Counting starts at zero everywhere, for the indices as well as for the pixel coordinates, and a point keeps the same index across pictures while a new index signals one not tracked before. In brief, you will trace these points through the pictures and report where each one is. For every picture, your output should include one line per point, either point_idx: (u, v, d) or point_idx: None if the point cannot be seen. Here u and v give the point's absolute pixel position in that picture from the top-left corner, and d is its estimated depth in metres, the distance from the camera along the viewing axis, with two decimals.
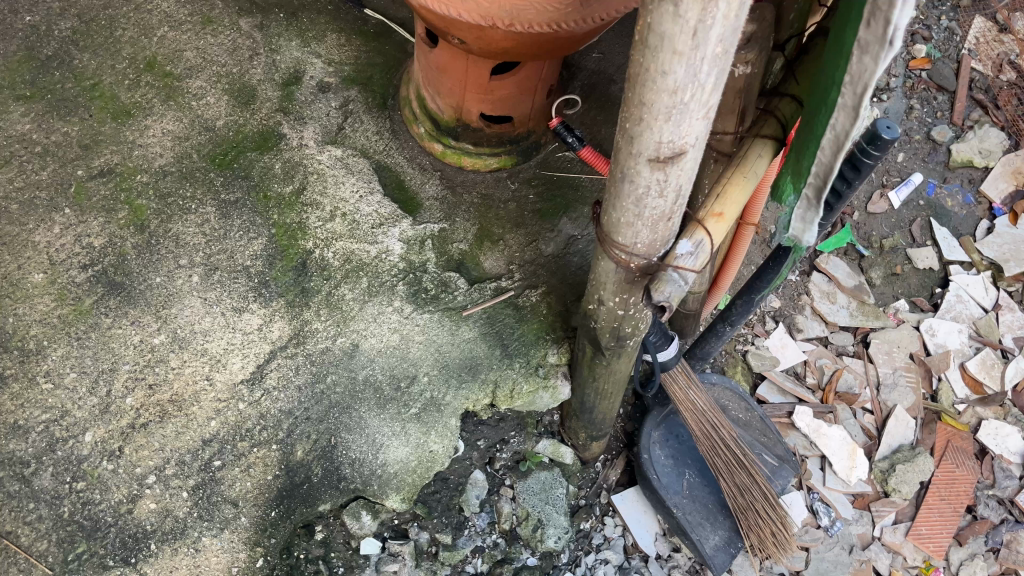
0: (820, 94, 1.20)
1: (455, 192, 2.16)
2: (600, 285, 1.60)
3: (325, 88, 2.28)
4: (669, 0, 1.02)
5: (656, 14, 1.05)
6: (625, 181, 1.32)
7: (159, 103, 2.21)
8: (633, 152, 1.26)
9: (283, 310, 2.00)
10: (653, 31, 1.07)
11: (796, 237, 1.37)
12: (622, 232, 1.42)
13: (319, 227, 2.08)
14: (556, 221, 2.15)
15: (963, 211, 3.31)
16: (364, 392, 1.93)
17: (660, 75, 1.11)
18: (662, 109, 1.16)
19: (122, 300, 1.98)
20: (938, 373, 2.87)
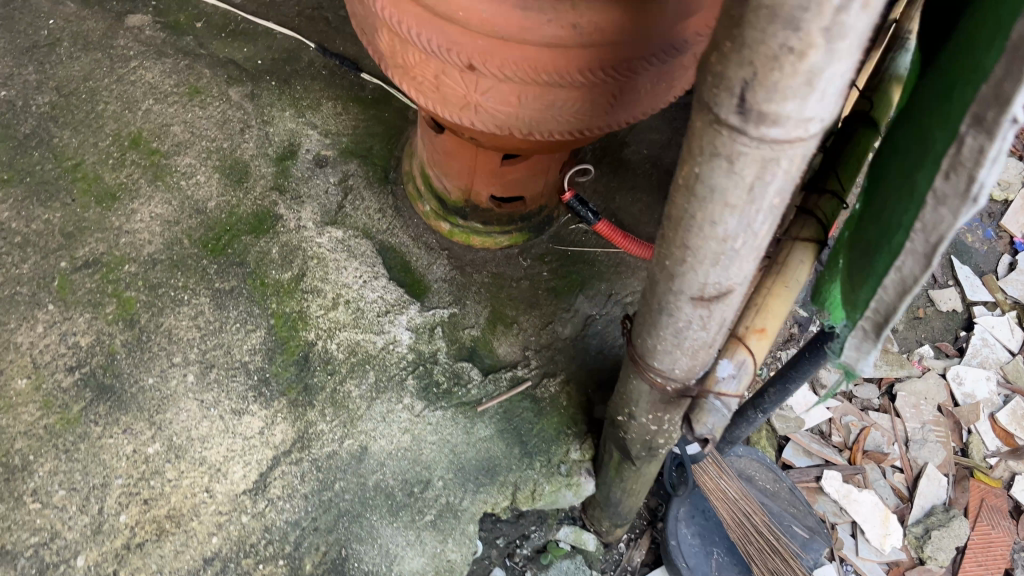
0: (880, 228, 1.07)
1: (465, 272, 2.04)
2: (630, 400, 1.47)
3: (322, 162, 2.16)
4: (722, 155, 0.89)
5: (705, 166, 0.92)
6: (663, 312, 1.20)
7: (147, 183, 2.07)
8: (674, 288, 1.13)
9: (285, 410, 1.86)
10: (701, 181, 0.94)
11: (848, 363, 1.24)
12: (659, 357, 1.29)
13: (320, 316, 1.95)
14: (572, 299, 2.02)
15: (984, 246, 3.22)
16: (376, 498, 1.78)
17: (709, 224, 0.98)
18: (709, 254, 1.03)
19: (112, 406, 1.83)
20: (967, 425, 2.76)
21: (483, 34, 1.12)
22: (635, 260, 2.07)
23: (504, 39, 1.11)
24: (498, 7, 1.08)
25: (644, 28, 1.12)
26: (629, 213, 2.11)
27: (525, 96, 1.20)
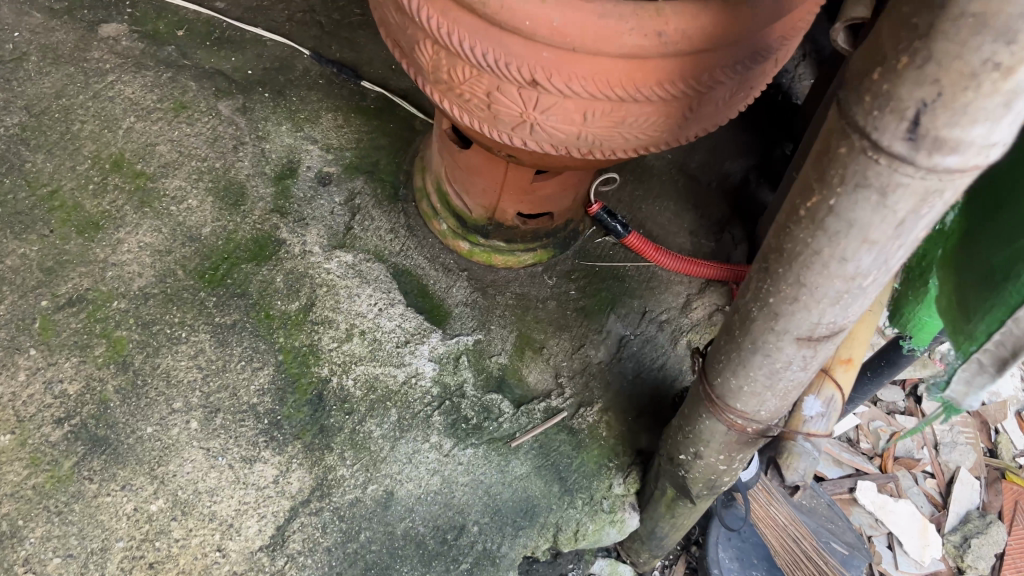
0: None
1: (486, 295, 1.90)
2: (698, 440, 1.33)
3: (325, 180, 2.00)
4: (872, 186, 0.76)
5: (844, 197, 0.79)
6: (755, 352, 1.06)
7: (132, 211, 1.88)
8: (775, 328, 1.00)
9: (302, 456, 1.68)
10: (835, 214, 0.81)
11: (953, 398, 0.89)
12: (742, 399, 1.16)
13: (333, 349, 1.79)
14: (603, 319, 1.88)
15: None
16: (405, 548, 1.61)
17: (836, 261, 0.85)
18: (829, 293, 0.90)
19: (107, 460, 1.61)
20: (995, 425, 2.68)
21: (551, 44, 0.99)
22: (666, 273, 1.94)
23: (576, 50, 0.99)
24: (571, 14, 0.96)
25: (728, 37, 1.01)
26: (658, 220, 1.97)
27: (591, 113, 1.07)
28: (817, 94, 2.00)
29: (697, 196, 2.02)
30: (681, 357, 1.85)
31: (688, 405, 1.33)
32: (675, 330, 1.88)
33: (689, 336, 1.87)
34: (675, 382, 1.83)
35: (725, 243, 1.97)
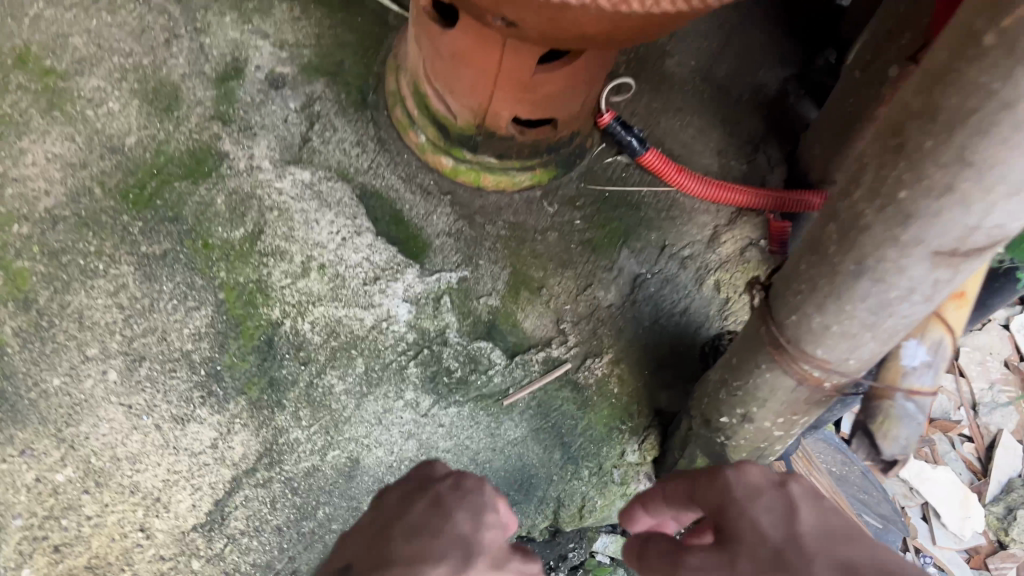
0: None
1: (472, 226, 1.55)
2: (751, 400, 1.03)
3: (278, 82, 1.62)
4: None
5: None
6: (862, 277, 0.78)
7: (40, 114, 1.48)
8: (904, 236, 0.71)
9: (247, 415, 1.40)
10: None
11: None
12: (826, 344, 0.86)
13: (285, 286, 1.47)
14: (615, 253, 1.56)
15: None
16: None
17: None
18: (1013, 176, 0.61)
19: (3, 418, 1.31)
20: None
21: None
22: (689, 200, 1.61)
23: None
24: None
25: None
26: (681, 135, 1.67)
27: None
28: None
29: (727, 109, 1.70)
30: (706, 300, 1.54)
31: (737, 353, 1.03)
32: (699, 269, 1.56)
33: (716, 276, 1.55)
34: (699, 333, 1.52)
35: (759, 165, 1.66)
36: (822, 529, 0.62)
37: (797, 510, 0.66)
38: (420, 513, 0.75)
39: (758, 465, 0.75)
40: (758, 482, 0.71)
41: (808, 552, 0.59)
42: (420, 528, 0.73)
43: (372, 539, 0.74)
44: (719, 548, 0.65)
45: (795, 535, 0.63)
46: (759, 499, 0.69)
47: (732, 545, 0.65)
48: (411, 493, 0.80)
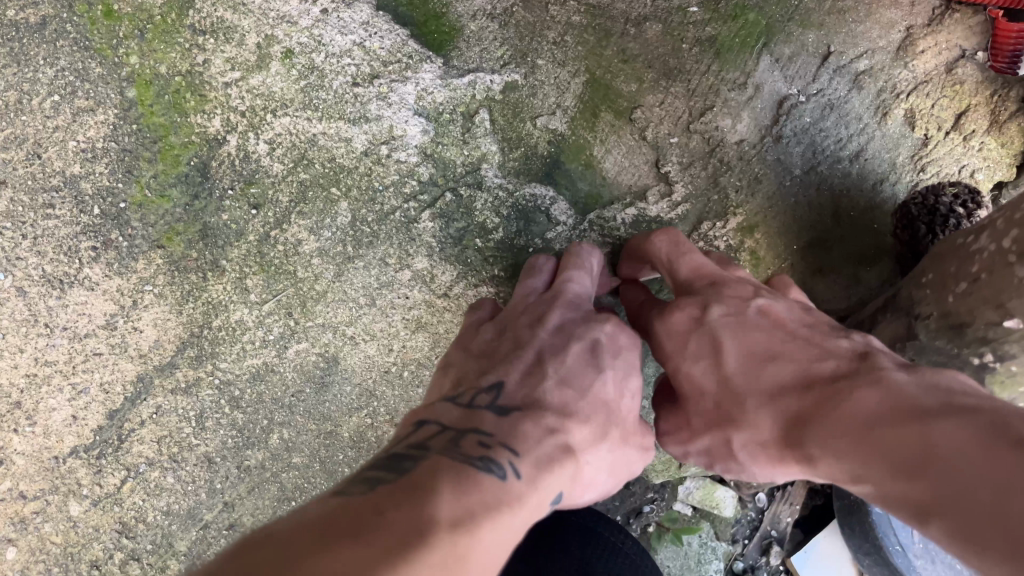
0: None
1: (528, 7, 0.94)
2: None
3: None
4: None
5: None
6: None
7: None
8: None
9: (166, 278, 0.89)
10: None
11: None
12: None
13: (224, 80, 0.91)
14: (755, 63, 0.96)
15: None
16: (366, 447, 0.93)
17: None
18: None
19: None
20: None
21: None
22: None
23: None
24: None
25: None
26: None
27: None
28: None
29: None
30: (892, 140, 0.99)
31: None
32: (883, 91, 0.98)
33: (909, 103, 0.98)
34: (876, 189, 0.99)
35: None
36: (746, 356, 0.72)
37: (708, 351, 0.74)
38: (588, 348, 0.75)
39: (680, 305, 0.78)
40: (682, 346, 0.76)
41: (723, 404, 0.72)
42: (574, 374, 0.72)
43: (519, 369, 0.72)
44: (678, 409, 0.79)
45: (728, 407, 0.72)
46: (686, 348, 0.76)
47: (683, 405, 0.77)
48: (572, 317, 0.78)
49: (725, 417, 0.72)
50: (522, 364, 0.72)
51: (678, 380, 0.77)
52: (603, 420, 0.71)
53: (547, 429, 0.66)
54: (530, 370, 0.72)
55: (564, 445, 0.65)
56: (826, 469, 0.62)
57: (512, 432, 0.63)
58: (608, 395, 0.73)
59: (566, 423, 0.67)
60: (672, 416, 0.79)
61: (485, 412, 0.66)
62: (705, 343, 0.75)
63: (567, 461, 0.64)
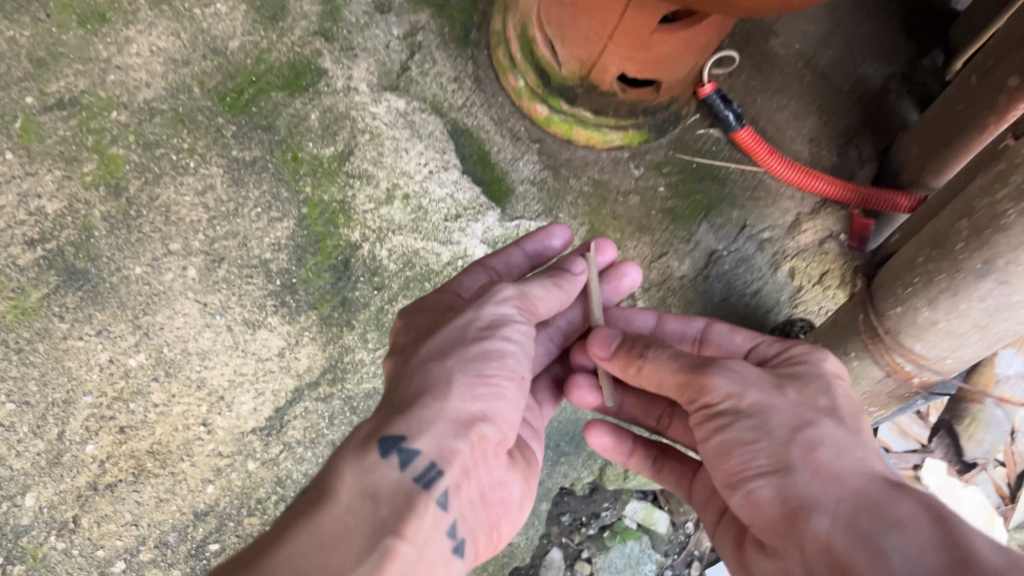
0: None
1: (556, 178, 1.56)
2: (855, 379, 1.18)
3: (384, 7, 1.59)
4: None
5: None
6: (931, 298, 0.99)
7: (148, 6, 1.54)
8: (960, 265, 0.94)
9: (316, 328, 1.43)
10: None
11: None
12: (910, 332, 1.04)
13: (368, 211, 1.48)
14: (692, 226, 1.55)
15: None
16: None
17: None
18: None
19: (84, 298, 1.39)
20: None
21: None
22: (775, 183, 1.58)
23: None
24: None
25: None
26: (776, 117, 1.65)
27: None
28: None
29: (823, 100, 1.68)
30: (779, 285, 1.55)
31: None
32: (777, 254, 1.56)
33: (792, 263, 1.56)
34: (765, 317, 1.55)
35: (849, 159, 1.65)
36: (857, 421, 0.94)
37: (776, 385, 0.95)
38: (465, 326, 0.99)
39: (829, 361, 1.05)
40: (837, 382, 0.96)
41: (826, 429, 0.89)
42: (402, 408, 0.90)
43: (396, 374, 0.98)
44: (789, 408, 0.91)
45: (816, 434, 0.88)
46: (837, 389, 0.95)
47: (710, 400, 0.95)
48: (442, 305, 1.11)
49: (817, 457, 0.86)
50: (386, 393, 0.95)
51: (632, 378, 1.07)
52: (495, 387, 0.96)
53: (378, 531, 0.77)
54: (390, 400, 0.93)
55: (376, 496, 0.81)
56: (897, 521, 0.78)
57: (347, 483, 0.81)
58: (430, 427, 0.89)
59: (415, 434, 0.87)
60: (743, 409, 0.92)
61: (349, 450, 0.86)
62: (851, 400, 0.96)
63: (374, 542, 0.76)
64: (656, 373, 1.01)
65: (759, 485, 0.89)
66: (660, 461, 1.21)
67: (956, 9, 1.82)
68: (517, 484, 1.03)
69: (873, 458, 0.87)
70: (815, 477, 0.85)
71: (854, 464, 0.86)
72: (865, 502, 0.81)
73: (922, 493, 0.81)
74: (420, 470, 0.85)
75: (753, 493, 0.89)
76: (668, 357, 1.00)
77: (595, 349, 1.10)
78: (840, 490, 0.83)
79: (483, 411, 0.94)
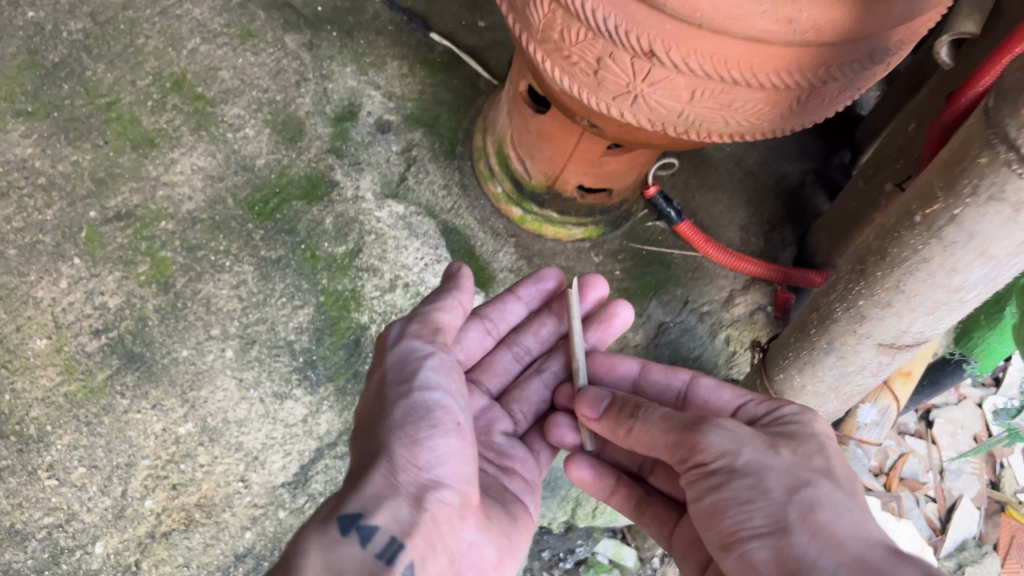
0: None
1: (530, 267, 1.87)
2: None
3: (385, 128, 1.93)
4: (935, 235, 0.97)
5: (921, 232, 0.99)
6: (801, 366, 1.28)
7: (189, 132, 1.87)
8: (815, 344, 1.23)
9: (333, 398, 1.72)
10: (901, 243, 1.03)
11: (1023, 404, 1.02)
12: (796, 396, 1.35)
13: (375, 298, 1.79)
14: (644, 304, 1.86)
15: None
16: None
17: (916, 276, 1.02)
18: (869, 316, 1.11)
19: (141, 377, 1.67)
20: (1001, 458, 2.49)
21: (677, 17, 0.96)
22: (712, 265, 1.91)
23: (702, 27, 0.96)
24: None
25: (866, 25, 0.98)
26: (711, 211, 1.98)
27: (700, 92, 1.06)
28: (888, 111, 1.93)
29: (750, 194, 2.01)
30: (717, 351, 1.86)
31: None
32: (714, 325, 1.87)
33: (727, 332, 1.86)
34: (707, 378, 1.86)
35: (774, 244, 1.97)
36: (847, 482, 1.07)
37: (772, 449, 1.08)
38: (393, 402, 1.16)
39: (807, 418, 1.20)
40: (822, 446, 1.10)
41: (818, 492, 1.02)
42: (364, 487, 1.06)
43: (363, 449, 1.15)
44: (784, 473, 1.04)
45: (811, 496, 1.01)
46: (822, 452, 1.09)
47: (707, 459, 1.07)
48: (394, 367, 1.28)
49: (813, 520, 0.99)
50: (355, 473, 1.12)
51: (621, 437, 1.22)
52: (437, 453, 1.11)
53: None
54: (357, 477, 1.10)
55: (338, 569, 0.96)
56: None
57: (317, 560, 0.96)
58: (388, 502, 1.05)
59: (370, 513, 1.03)
60: (741, 468, 1.05)
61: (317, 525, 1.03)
62: (841, 465, 1.09)
63: None
64: (646, 433, 1.15)
65: (756, 546, 1.01)
66: (643, 513, 1.33)
67: (862, 113, 2.16)
68: (490, 540, 1.17)
69: (865, 519, 1.01)
70: (812, 541, 0.97)
71: (848, 529, 0.98)
72: (866, 569, 0.93)
73: (920, 564, 0.93)
74: (379, 544, 1.01)
75: (748, 553, 1.02)
76: (658, 419, 1.15)
77: (586, 410, 1.27)
78: (839, 555, 0.95)
79: (433, 480, 1.10)
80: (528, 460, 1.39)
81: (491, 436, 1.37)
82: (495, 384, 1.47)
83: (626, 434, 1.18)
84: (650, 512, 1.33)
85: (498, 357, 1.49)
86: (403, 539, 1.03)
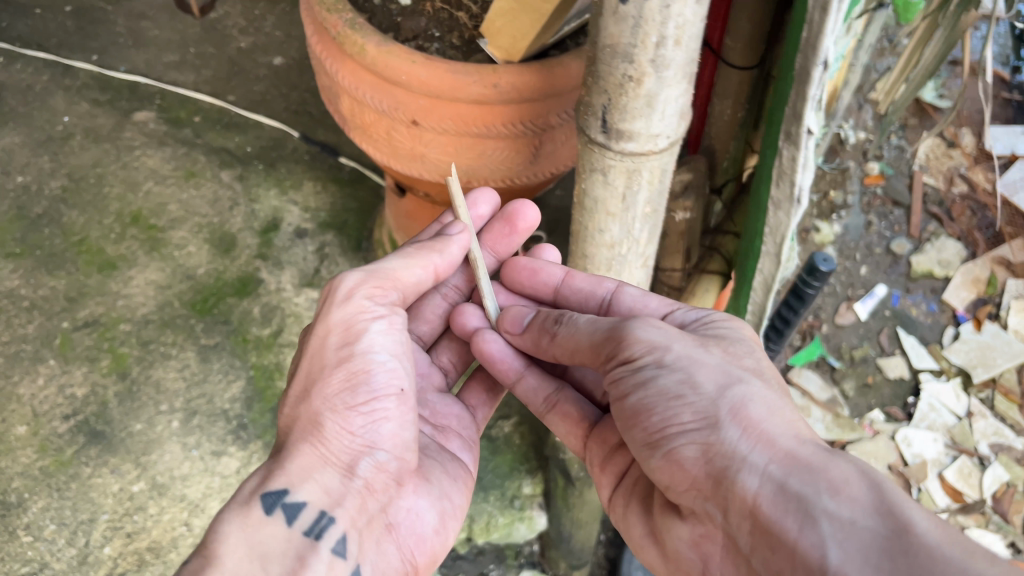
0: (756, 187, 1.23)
1: None
2: None
3: (302, 234, 2.35)
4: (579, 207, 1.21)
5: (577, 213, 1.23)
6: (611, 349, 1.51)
7: (143, 254, 2.31)
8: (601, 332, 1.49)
9: (261, 451, 2.03)
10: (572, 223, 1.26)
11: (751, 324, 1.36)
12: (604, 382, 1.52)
13: None
14: None
15: (929, 320, 2.90)
16: None
17: (597, 233, 1.22)
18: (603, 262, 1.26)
19: (102, 449, 2.02)
20: (917, 484, 2.51)
21: (423, 93, 1.38)
22: None
23: (440, 96, 1.37)
24: (433, 71, 1.34)
25: (552, 84, 1.36)
26: None
27: (460, 146, 1.46)
28: None
29: None
30: None
31: None
32: None
33: None
34: None
35: None
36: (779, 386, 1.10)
37: (701, 346, 1.13)
38: (333, 369, 1.23)
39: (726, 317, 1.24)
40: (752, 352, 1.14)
41: (748, 391, 1.05)
42: (302, 462, 1.18)
43: (299, 414, 1.23)
44: (717, 372, 1.08)
45: (739, 393, 1.05)
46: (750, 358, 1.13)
47: (636, 355, 1.13)
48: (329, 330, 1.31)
49: (743, 416, 1.02)
50: (288, 443, 1.22)
51: (545, 348, 1.34)
52: (366, 422, 1.21)
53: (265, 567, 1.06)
54: (296, 446, 1.20)
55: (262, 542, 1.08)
56: (821, 475, 0.94)
57: (239, 532, 1.08)
58: (325, 479, 1.18)
59: (298, 490, 1.15)
60: (670, 363, 1.10)
61: (258, 489, 1.14)
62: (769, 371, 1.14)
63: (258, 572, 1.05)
64: (569, 339, 1.26)
65: (687, 442, 1.04)
66: (549, 413, 1.40)
67: None
68: (420, 499, 1.28)
69: (795, 419, 1.03)
70: (742, 436, 1.00)
71: (779, 425, 1.01)
72: (793, 462, 0.96)
73: (849, 461, 0.96)
74: (305, 521, 1.13)
75: (677, 450, 1.05)
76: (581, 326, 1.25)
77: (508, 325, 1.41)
78: (765, 449, 0.98)
79: (366, 456, 1.21)
80: (463, 417, 1.49)
81: (424, 395, 1.47)
82: (425, 329, 1.56)
83: (551, 341, 1.30)
84: (557, 414, 1.40)
85: (429, 302, 1.58)
86: (330, 512, 1.15)
